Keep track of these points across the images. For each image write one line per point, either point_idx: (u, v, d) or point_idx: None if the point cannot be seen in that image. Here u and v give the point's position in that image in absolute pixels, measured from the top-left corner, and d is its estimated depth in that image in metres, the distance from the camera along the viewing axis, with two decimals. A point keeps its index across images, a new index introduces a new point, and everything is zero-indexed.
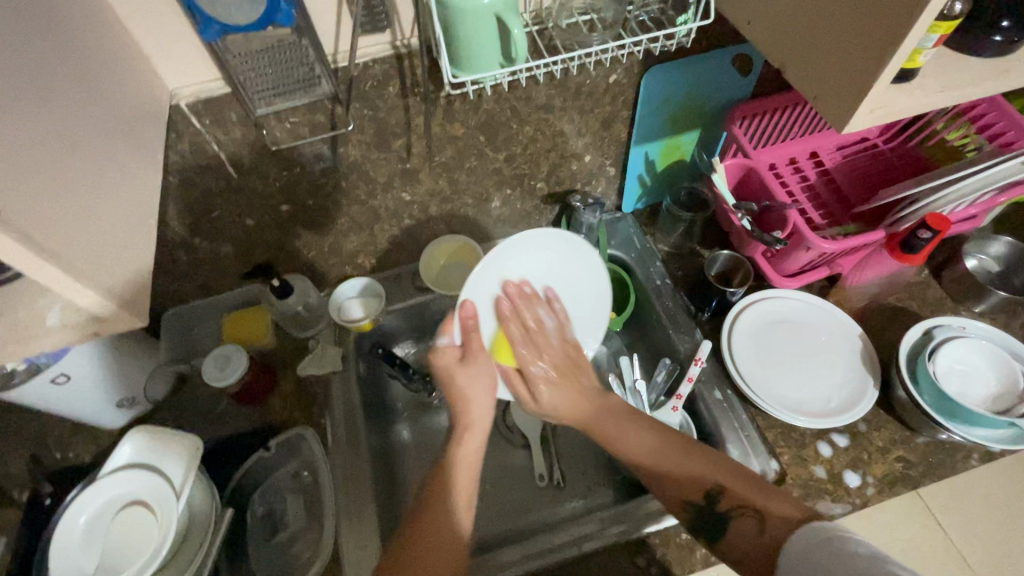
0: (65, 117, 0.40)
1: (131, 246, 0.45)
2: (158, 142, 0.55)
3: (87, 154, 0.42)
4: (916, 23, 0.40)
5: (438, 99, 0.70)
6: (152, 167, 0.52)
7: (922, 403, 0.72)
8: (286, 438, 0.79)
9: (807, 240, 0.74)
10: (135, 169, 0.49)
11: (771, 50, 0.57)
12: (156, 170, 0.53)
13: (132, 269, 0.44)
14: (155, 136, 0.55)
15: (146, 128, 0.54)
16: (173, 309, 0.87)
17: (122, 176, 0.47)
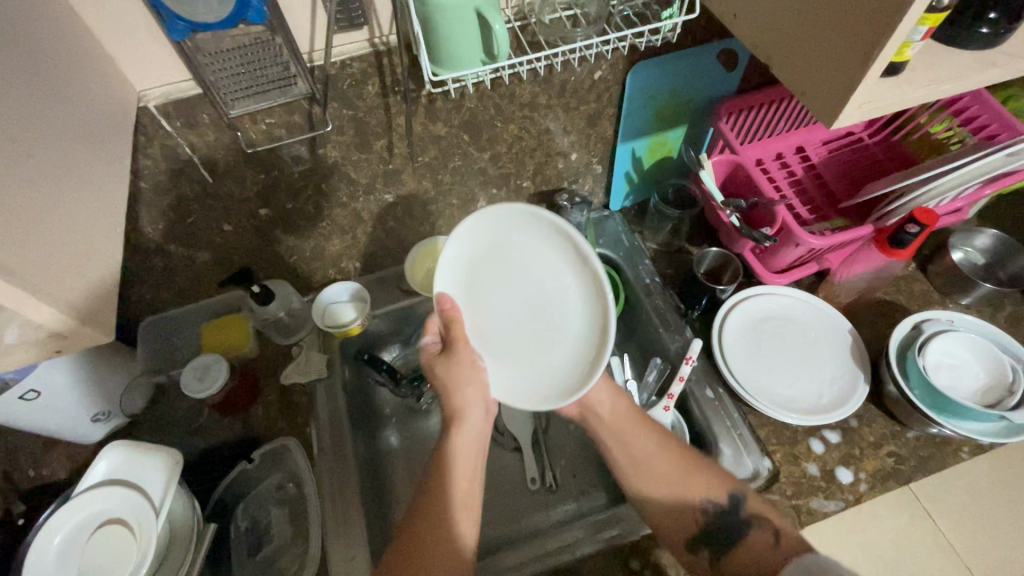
0: (19, 122, 0.38)
1: (94, 258, 0.42)
2: (125, 147, 0.53)
3: (44, 162, 0.40)
4: (905, 15, 0.40)
5: (420, 98, 0.68)
6: (118, 174, 0.50)
7: (913, 397, 0.71)
8: (270, 449, 0.77)
9: (795, 237, 0.73)
10: (100, 176, 0.47)
11: (758, 45, 0.56)
12: (123, 176, 0.50)
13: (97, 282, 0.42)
14: (121, 141, 0.52)
15: (111, 132, 0.51)
16: (150, 320, 0.82)
17: (85, 185, 0.44)
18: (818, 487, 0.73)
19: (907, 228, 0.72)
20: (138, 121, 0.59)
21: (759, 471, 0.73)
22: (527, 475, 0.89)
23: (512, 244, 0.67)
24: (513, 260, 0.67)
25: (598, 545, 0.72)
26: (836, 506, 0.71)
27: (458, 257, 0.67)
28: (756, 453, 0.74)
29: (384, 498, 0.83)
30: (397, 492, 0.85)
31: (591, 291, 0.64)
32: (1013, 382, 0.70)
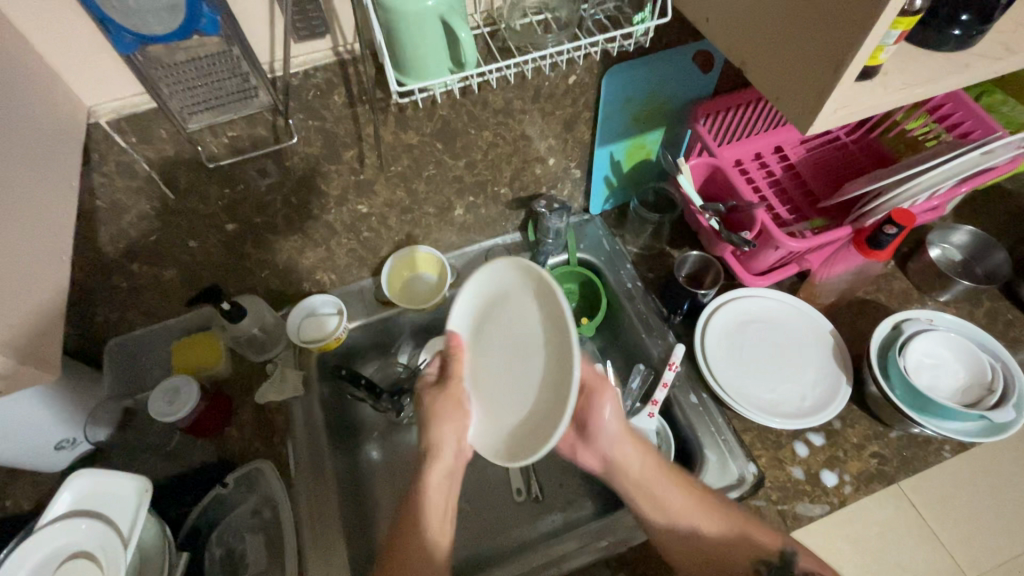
0: None
1: (23, 290, 0.39)
2: (73, 168, 0.50)
3: None
4: (877, 21, 0.39)
5: (388, 108, 0.66)
6: (65, 198, 0.47)
7: (894, 398, 0.71)
8: (244, 473, 0.74)
9: (775, 240, 0.73)
10: (43, 200, 0.44)
11: (731, 49, 0.54)
12: (71, 200, 0.48)
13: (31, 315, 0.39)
14: (68, 161, 0.50)
15: (56, 150, 0.49)
16: (116, 341, 0.79)
17: (24, 211, 0.42)
18: (803, 491, 0.72)
19: (885, 230, 0.71)
20: (90, 138, 0.56)
21: (744, 476, 0.73)
22: (512, 486, 0.88)
23: (512, 301, 0.62)
24: (507, 316, 0.63)
25: (585, 559, 0.71)
26: (821, 510, 0.71)
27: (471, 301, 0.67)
28: (741, 458, 0.74)
29: (366, 517, 0.81)
30: (380, 509, 0.83)
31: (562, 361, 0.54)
32: (992, 380, 0.70)
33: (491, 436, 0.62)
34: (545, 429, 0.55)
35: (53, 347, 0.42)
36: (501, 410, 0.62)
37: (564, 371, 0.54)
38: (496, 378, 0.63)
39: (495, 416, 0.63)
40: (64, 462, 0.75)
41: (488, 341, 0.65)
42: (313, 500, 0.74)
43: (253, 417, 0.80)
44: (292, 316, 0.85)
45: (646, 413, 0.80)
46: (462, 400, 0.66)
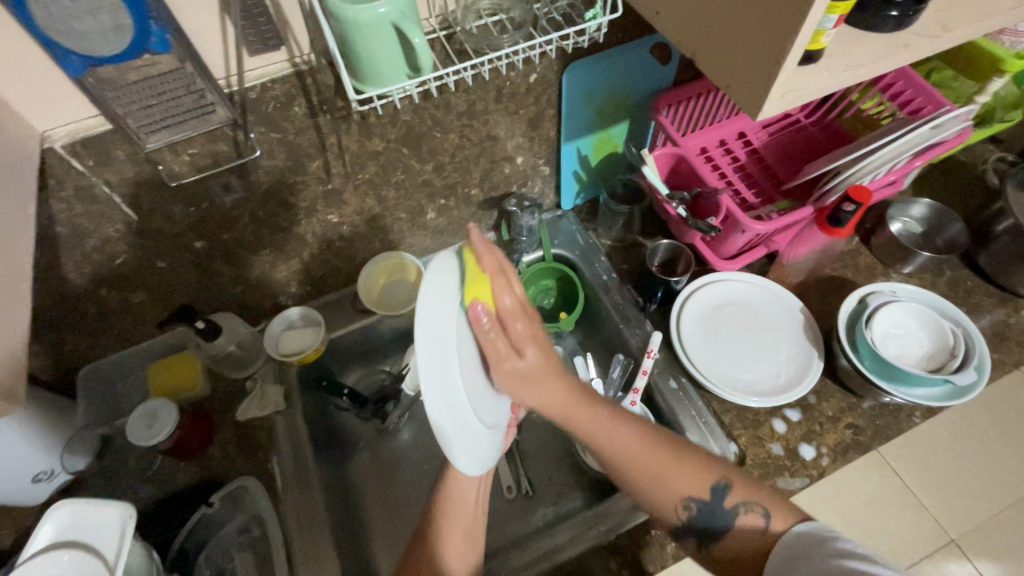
0: None
1: None
2: (30, 198, 0.49)
3: None
4: (814, 6, 0.40)
5: (351, 117, 0.66)
6: (23, 227, 0.47)
7: (864, 369, 0.73)
8: (227, 492, 0.73)
9: (741, 224, 0.75)
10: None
11: (682, 40, 0.56)
12: (28, 233, 0.47)
13: None
14: (24, 192, 0.49)
15: (7, 179, 0.48)
16: (88, 369, 0.76)
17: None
18: (783, 466, 0.74)
19: (844, 208, 0.72)
20: (46, 164, 0.56)
21: (727, 455, 0.74)
22: (502, 484, 0.89)
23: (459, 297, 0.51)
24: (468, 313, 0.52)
25: (576, 549, 0.72)
26: (801, 483, 0.73)
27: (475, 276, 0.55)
28: (722, 438, 0.75)
29: (358, 526, 0.81)
30: (371, 517, 0.83)
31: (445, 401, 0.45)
32: (954, 346, 0.72)
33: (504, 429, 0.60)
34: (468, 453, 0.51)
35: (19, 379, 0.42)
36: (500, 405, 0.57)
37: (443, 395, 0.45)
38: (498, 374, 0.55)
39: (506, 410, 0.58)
40: (44, 493, 0.74)
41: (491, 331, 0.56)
42: (302, 513, 0.74)
43: (236, 434, 0.79)
44: (269, 331, 0.85)
45: (628, 402, 0.81)
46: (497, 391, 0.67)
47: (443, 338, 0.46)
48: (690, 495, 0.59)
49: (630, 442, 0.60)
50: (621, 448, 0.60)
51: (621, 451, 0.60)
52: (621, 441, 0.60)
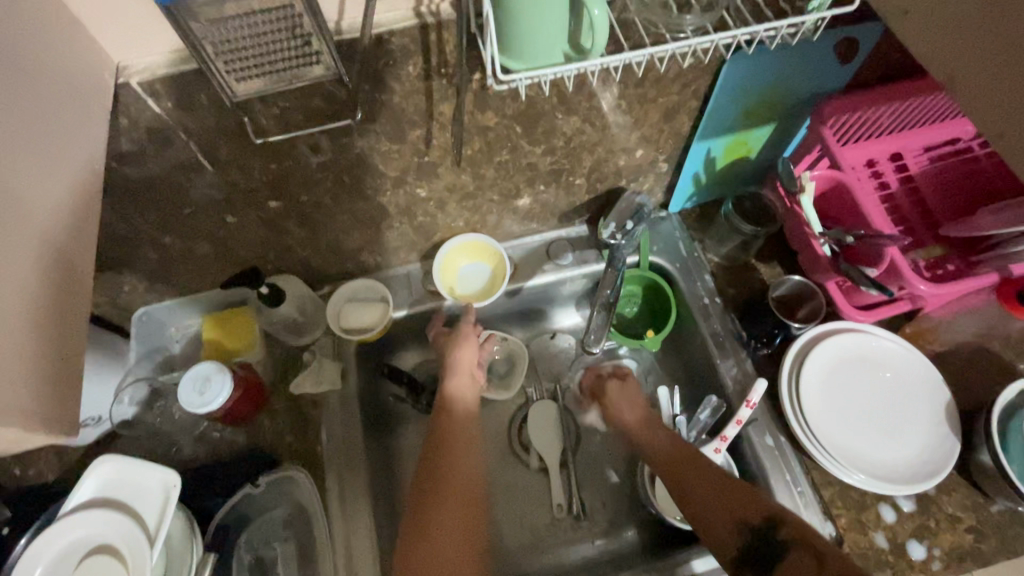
0: None
1: None
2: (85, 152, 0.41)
3: None
4: None
5: (471, 84, 0.54)
6: (56, 189, 0.37)
7: (1013, 476, 0.63)
8: (274, 478, 0.68)
9: (903, 280, 0.63)
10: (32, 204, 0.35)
11: (941, 56, 0.41)
12: (65, 195, 0.38)
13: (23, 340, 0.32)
14: (91, 160, 0.41)
15: (70, 118, 0.40)
16: (145, 309, 0.73)
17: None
18: (886, 561, 0.65)
19: None
20: (118, 100, 0.47)
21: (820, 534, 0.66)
22: (552, 501, 0.82)
23: (916, 407, 0.69)
24: (888, 391, 0.70)
25: None
26: None
27: (902, 373, 0.70)
28: (818, 515, 0.67)
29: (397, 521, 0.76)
30: None
31: (881, 459, 0.67)
32: None
33: (809, 413, 0.69)
34: (840, 465, 0.67)
35: (27, 389, 0.32)
36: (838, 424, 0.69)
37: (885, 449, 0.67)
38: (845, 418, 0.69)
39: (826, 431, 0.68)
40: (91, 437, 0.71)
41: (852, 385, 0.70)
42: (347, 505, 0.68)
43: (286, 405, 0.74)
44: (332, 298, 0.79)
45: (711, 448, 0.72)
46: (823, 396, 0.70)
47: (897, 416, 0.69)
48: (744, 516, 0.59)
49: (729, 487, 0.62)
50: (706, 511, 0.61)
51: (720, 489, 0.62)
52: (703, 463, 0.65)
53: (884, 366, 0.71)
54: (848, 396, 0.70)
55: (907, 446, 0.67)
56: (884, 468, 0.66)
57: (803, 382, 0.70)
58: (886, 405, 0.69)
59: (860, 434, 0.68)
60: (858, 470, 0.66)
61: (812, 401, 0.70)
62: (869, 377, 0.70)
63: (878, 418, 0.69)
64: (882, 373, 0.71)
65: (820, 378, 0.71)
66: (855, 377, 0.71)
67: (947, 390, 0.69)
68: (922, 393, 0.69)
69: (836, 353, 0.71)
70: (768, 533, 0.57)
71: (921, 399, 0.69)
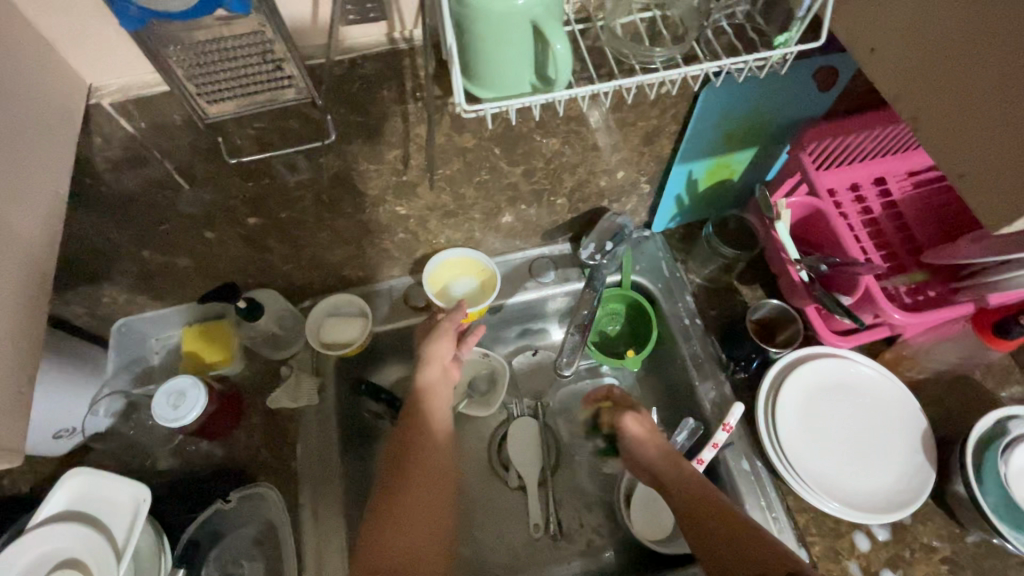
0: None
1: None
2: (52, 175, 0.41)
3: None
4: None
5: (446, 108, 0.55)
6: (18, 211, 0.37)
7: (987, 507, 0.63)
8: (247, 493, 0.68)
9: (877, 309, 0.63)
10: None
11: (906, 95, 0.41)
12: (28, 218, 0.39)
13: None
14: (59, 185, 0.42)
15: (35, 142, 0.40)
16: (124, 321, 0.73)
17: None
18: None
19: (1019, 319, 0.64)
20: (92, 120, 0.47)
21: None
22: (530, 520, 0.82)
23: (892, 434, 0.69)
24: (864, 418, 0.70)
25: None
26: None
27: (878, 399, 0.70)
28: (792, 541, 0.66)
29: None
30: None
31: (856, 486, 0.67)
32: None
33: (784, 438, 0.69)
34: (814, 492, 0.66)
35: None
36: (813, 450, 0.69)
37: (860, 477, 0.67)
38: (821, 444, 0.69)
39: (801, 457, 0.68)
40: (65, 448, 0.71)
41: (828, 411, 0.70)
42: (320, 523, 0.68)
43: (263, 419, 0.74)
44: (313, 312, 0.79)
45: None
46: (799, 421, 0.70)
47: (873, 443, 0.68)
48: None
49: (765, 555, 0.56)
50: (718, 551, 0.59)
51: (748, 555, 0.57)
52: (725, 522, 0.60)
53: (861, 392, 0.71)
54: (824, 422, 0.70)
55: (882, 473, 0.67)
56: (859, 496, 0.66)
57: (779, 407, 0.70)
58: (862, 431, 0.69)
59: (836, 461, 0.68)
60: (832, 497, 0.66)
61: (788, 426, 0.70)
62: (845, 403, 0.70)
63: (853, 444, 0.69)
64: (859, 399, 0.70)
65: (796, 403, 0.71)
66: (831, 402, 0.70)
67: (923, 417, 0.69)
68: (898, 419, 0.69)
69: (812, 378, 0.71)
70: None
71: (896, 426, 0.69)
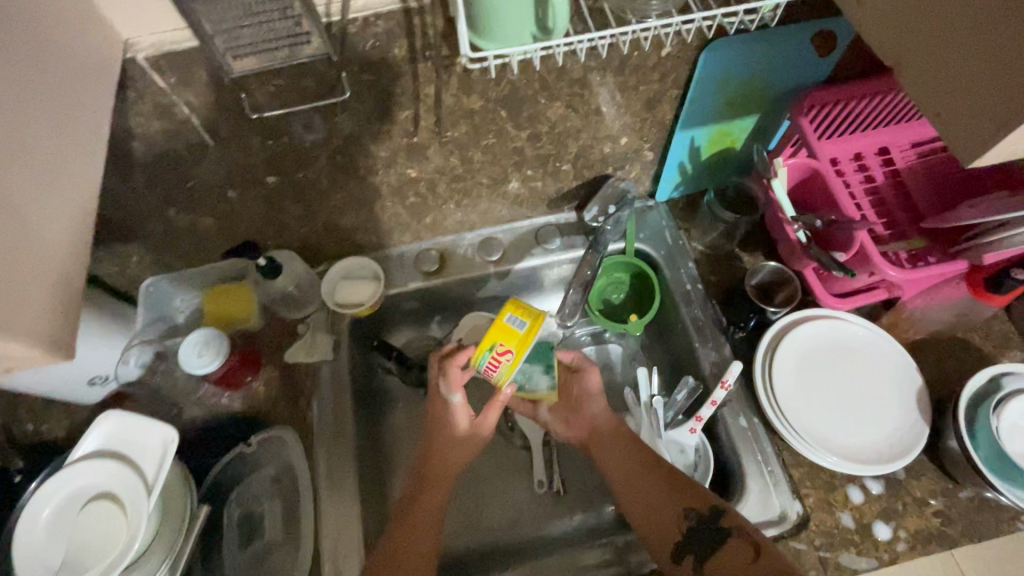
0: None
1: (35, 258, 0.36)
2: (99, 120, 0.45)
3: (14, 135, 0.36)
4: None
5: (453, 67, 0.58)
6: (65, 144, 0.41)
7: (978, 461, 0.64)
8: (268, 436, 0.73)
9: (872, 265, 0.65)
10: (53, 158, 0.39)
11: (887, 42, 0.43)
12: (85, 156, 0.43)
13: (44, 275, 0.37)
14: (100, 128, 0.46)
15: (82, 88, 0.44)
16: (151, 279, 0.77)
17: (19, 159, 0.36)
18: (850, 540, 0.66)
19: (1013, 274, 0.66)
20: (127, 73, 0.51)
21: (787, 513, 0.67)
22: (534, 477, 0.85)
23: (887, 390, 0.70)
24: (860, 376, 0.71)
25: None
26: (868, 565, 0.65)
27: (873, 358, 0.72)
28: (787, 494, 0.68)
29: (384, 489, 0.80)
30: (398, 483, 0.81)
31: (854, 442, 0.68)
32: None
33: (783, 397, 0.71)
34: (814, 448, 0.68)
35: (62, 325, 0.37)
36: (812, 409, 0.70)
37: (858, 432, 0.69)
38: (819, 402, 0.71)
39: (800, 414, 0.70)
40: (96, 395, 0.76)
41: (825, 370, 0.72)
42: (333, 470, 0.72)
43: (280, 374, 0.78)
44: (327, 274, 0.82)
45: (687, 428, 0.75)
46: (797, 381, 0.72)
47: (869, 400, 0.70)
48: (690, 505, 0.66)
49: (679, 483, 0.69)
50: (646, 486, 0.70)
51: (666, 486, 0.69)
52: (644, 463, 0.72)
53: (856, 352, 0.73)
54: (821, 381, 0.72)
55: (879, 428, 0.69)
56: (853, 449, 0.68)
57: (777, 368, 0.72)
58: (859, 390, 0.71)
59: (834, 418, 0.70)
60: (832, 452, 0.68)
61: (787, 386, 0.72)
62: (841, 362, 0.72)
63: (851, 402, 0.70)
64: (854, 358, 0.72)
65: (794, 364, 0.72)
66: (827, 362, 0.72)
67: (917, 374, 0.71)
68: (892, 376, 0.71)
69: (808, 339, 0.73)
70: (712, 518, 0.64)
71: (891, 383, 0.71)
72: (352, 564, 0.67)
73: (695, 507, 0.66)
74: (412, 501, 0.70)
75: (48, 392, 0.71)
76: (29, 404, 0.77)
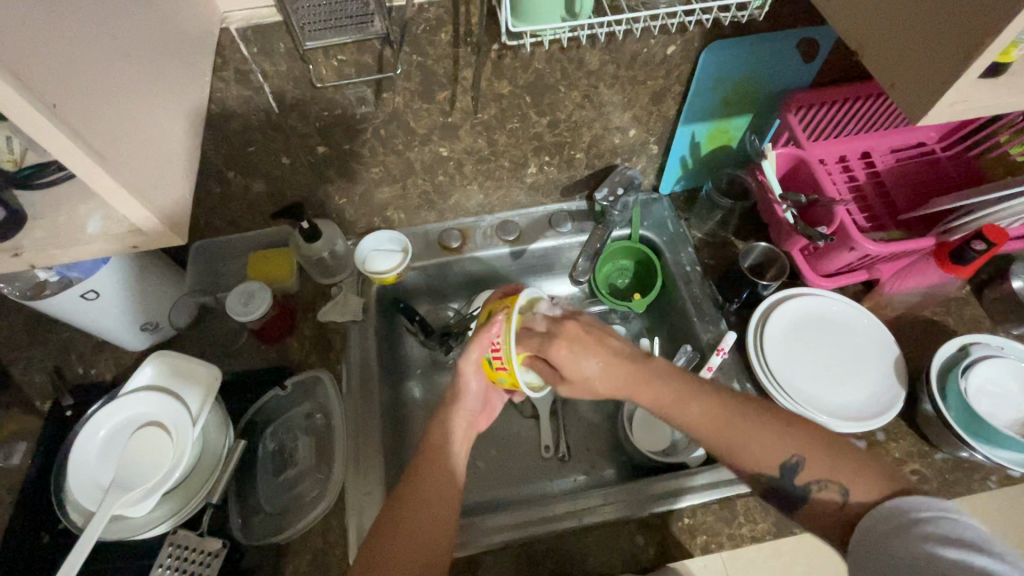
0: (134, 31, 0.41)
1: (176, 165, 0.44)
2: (209, 69, 0.55)
3: (159, 63, 0.45)
4: (1016, 19, 0.37)
5: (490, 52, 0.67)
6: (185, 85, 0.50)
7: (949, 418, 0.71)
8: (302, 379, 0.80)
9: (852, 240, 0.73)
10: (185, 87, 0.48)
11: (849, 31, 0.52)
12: (202, 91, 0.52)
13: (180, 184, 0.44)
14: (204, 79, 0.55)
15: (199, 44, 0.53)
16: (199, 243, 0.88)
17: (164, 81, 0.45)
18: None
19: (973, 246, 0.71)
20: (219, 42, 0.61)
21: None
22: (541, 442, 0.91)
23: (867, 359, 0.78)
24: (843, 346, 0.79)
25: (607, 514, 0.73)
26: None
27: (853, 331, 0.80)
28: None
29: (401, 442, 0.85)
30: (413, 439, 0.87)
31: (840, 403, 0.75)
32: None
33: (774, 363, 0.77)
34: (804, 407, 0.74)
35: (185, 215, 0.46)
36: (801, 374, 0.77)
37: (843, 394, 0.75)
38: (807, 368, 0.77)
39: (791, 378, 0.76)
40: (144, 343, 0.83)
41: (812, 341, 0.79)
42: (358, 415, 0.78)
43: (313, 331, 0.85)
44: (359, 245, 0.89)
45: None
46: (786, 349, 0.79)
47: (851, 367, 0.77)
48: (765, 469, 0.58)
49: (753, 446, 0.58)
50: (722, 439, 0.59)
51: (732, 445, 0.59)
52: (707, 415, 0.59)
53: (839, 325, 0.80)
54: (808, 350, 0.79)
55: (861, 391, 0.75)
56: (838, 410, 0.74)
57: (769, 338, 0.79)
58: (842, 358, 0.78)
59: (821, 382, 0.76)
60: (820, 412, 0.74)
61: (777, 353, 0.78)
62: (825, 334, 0.79)
63: (835, 368, 0.77)
64: (837, 330, 0.80)
65: (783, 335, 0.80)
66: (813, 334, 0.80)
67: (893, 345, 0.78)
68: (871, 347, 0.78)
69: (795, 314, 0.81)
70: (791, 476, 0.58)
71: (870, 352, 0.78)
72: (374, 498, 0.72)
73: (768, 470, 0.58)
74: (430, 457, 0.64)
75: (104, 334, 0.77)
76: (80, 349, 0.84)
